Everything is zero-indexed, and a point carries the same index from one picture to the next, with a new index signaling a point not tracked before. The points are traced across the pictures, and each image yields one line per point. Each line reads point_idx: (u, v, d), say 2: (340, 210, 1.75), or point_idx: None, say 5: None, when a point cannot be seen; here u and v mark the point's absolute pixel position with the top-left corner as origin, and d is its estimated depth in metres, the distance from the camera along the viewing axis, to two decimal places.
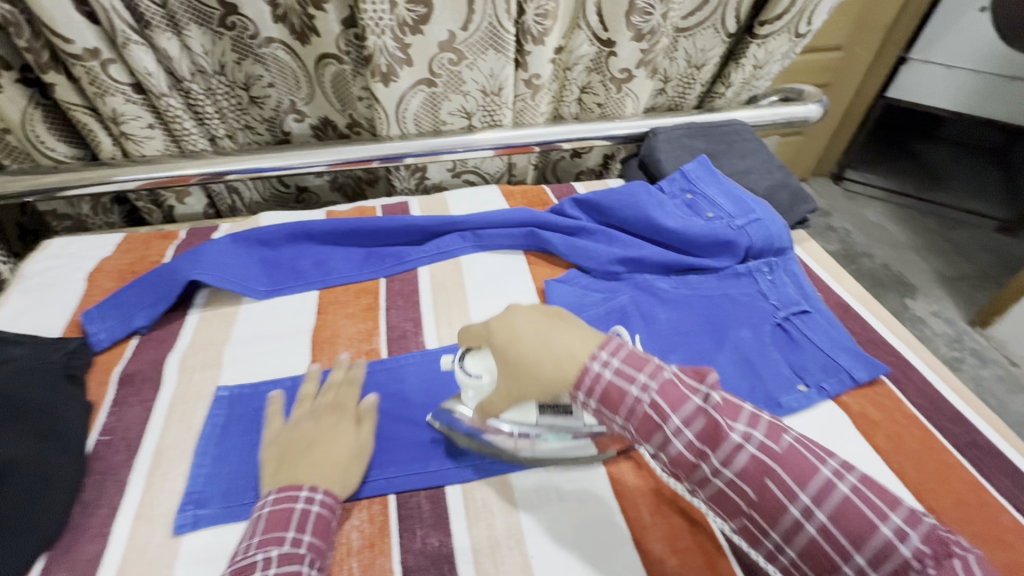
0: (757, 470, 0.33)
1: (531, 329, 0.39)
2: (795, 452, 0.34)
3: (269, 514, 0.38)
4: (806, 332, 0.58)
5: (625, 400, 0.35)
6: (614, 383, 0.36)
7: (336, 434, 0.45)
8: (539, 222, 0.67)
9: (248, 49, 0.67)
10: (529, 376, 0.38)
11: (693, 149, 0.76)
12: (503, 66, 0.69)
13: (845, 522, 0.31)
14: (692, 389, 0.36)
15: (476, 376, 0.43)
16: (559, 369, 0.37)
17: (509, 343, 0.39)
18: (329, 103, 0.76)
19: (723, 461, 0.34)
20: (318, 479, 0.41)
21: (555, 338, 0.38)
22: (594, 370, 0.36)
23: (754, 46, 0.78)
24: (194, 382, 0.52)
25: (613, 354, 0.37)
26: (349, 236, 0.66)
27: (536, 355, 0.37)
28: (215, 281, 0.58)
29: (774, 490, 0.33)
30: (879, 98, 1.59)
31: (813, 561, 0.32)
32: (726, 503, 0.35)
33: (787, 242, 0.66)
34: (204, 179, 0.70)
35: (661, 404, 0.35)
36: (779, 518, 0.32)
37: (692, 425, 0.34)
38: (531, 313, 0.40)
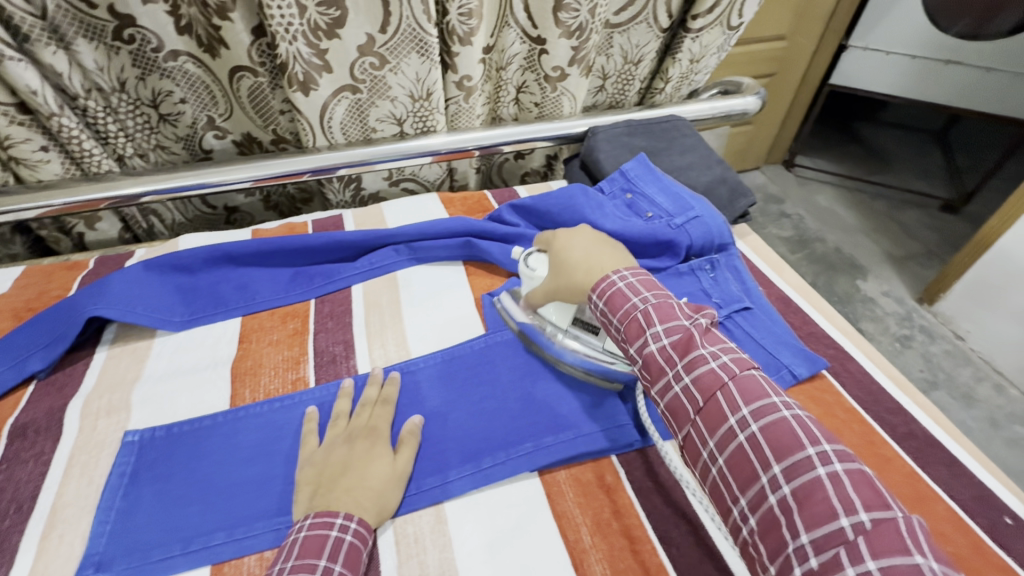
0: (712, 384, 0.39)
1: (583, 247, 0.53)
2: (782, 425, 0.36)
3: (307, 542, 0.38)
4: (748, 330, 0.58)
5: (626, 308, 0.45)
6: (621, 291, 0.46)
7: (371, 459, 0.44)
8: (476, 231, 0.65)
9: (151, 63, 0.62)
10: (565, 282, 0.52)
11: (632, 147, 0.74)
12: (429, 70, 0.66)
13: (779, 447, 0.35)
14: (687, 316, 0.44)
15: (533, 269, 0.55)
16: (590, 277, 0.50)
17: (559, 258, 0.53)
18: (250, 119, 0.72)
19: (685, 368, 0.40)
20: (352, 506, 0.41)
21: (596, 258, 0.51)
22: (613, 281, 0.47)
23: (689, 40, 0.78)
24: (99, 429, 0.48)
25: (634, 275, 0.47)
26: (275, 256, 0.62)
27: (575, 264, 0.51)
28: (122, 315, 0.53)
29: (719, 402, 0.38)
30: (823, 85, 1.62)
31: (736, 470, 0.36)
32: (678, 413, 0.40)
33: (728, 238, 0.65)
34: (116, 203, 0.65)
35: (653, 315, 0.43)
36: (717, 426, 0.38)
37: (671, 335, 0.42)
38: (588, 238, 0.54)
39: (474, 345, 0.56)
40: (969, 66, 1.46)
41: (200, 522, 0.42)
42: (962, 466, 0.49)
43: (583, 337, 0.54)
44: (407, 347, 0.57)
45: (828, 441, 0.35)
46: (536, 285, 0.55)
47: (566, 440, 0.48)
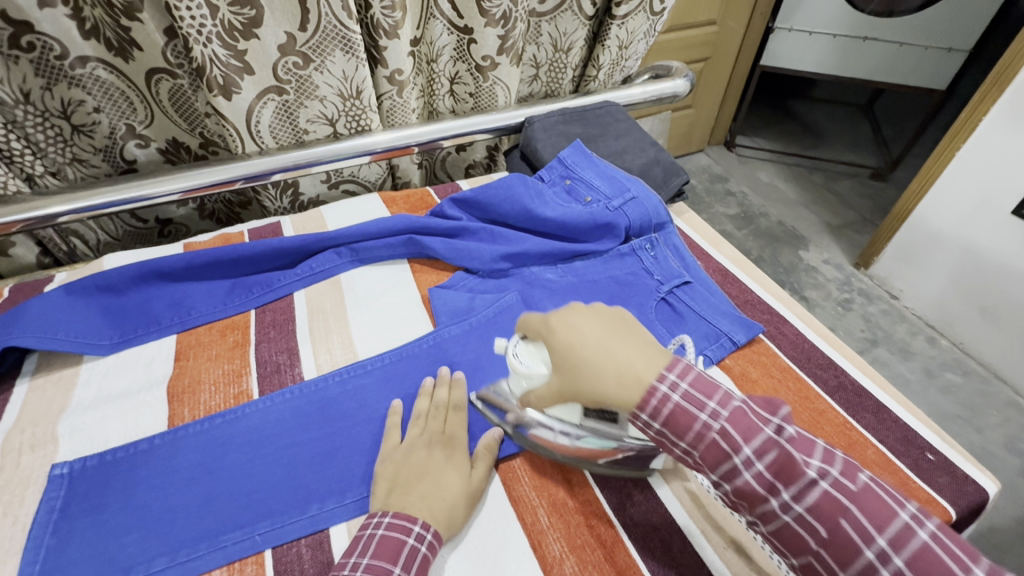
0: (832, 509, 0.31)
1: (596, 338, 0.37)
2: (931, 555, 0.29)
3: (383, 543, 0.37)
4: (688, 303, 0.60)
5: (697, 429, 0.33)
6: (683, 406, 0.34)
7: (450, 471, 0.44)
8: (418, 228, 0.64)
9: (57, 72, 0.59)
10: (585, 384, 0.37)
11: (569, 134, 0.75)
12: (356, 67, 0.65)
13: (873, 516, 0.30)
14: (763, 420, 0.34)
15: (528, 368, 0.42)
16: (623, 388, 0.35)
17: (567, 346, 0.38)
18: (174, 123, 0.69)
19: (757, 452, 0.32)
20: (427, 518, 0.40)
21: (617, 349, 0.36)
22: (664, 394, 0.34)
23: (616, 26, 0.79)
24: (23, 465, 0.45)
25: (682, 375, 0.35)
26: (208, 269, 0.59)
27: (593, 363, 0.36)
28: (43, 343, 0.50)
29: (806, 485, 0.31)
30: (755, 66, 1.69)
31: (841, 556, 0.30)
32: (757, 502, 0.32)
33: (665, 216, 0.67)
34: (31, 225, 0.61)
35: (693, 394, 0.34)
36: (815, 517, 0.31)
37: (765, 457, 0.32)
38: (600, 319, 0.39)
39: (422, 343, 0.55)
40: (885, 42, 1.55)
41: (142, 550, 0.41)
42: (888, 412, 0.52)
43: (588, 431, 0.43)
44: (354, 350, 0.56)
45: (977, 561, 0.29)
46: (535, 384, 0.42)
47: None
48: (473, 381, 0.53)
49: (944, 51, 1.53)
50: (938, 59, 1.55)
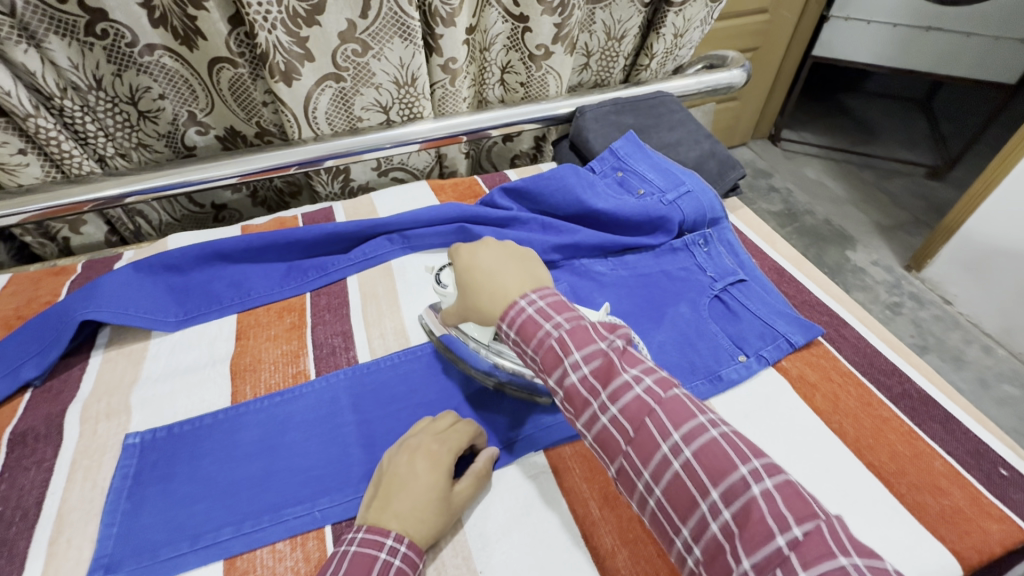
0: (639, 409, 0.34)
1: (491, 262, 0.44)
2: (714, 447, 0.32)
3: (357, 559, 0.35)
4: (743, 302, 0.58)
5: (540, 336, 0.38)
6: (532, 317, 0.39)
7: (431, 480, 0.40)
8: (469, 217, 0.65)
9: (128, 59, 0.61)
10: (470, 301, 0.44)
11: (621, 125, 0.74)
12: (413, 54, 0.65)
13: (711, 465, 0.31)
14: (601, 336, 0.38)
15: (446, 286, 0.51)
16: (496, 302, 0.42)
17: (467, 269, 0.45)
18: (233, 112, 0.70)
19: (610, 397, 0.35)
20: (402, 528, 0.38)
21: (500, 276, 0.43)
22: (521, 307, 0.40)
23: (672, 14, 0.77)
24: (100, 433, 0.47)
25: (543, 297, 0.40)
26: (266, 252, 0.61)
27: (480, 283, 0.44)
28: (115, 318, 0.52)
29: (649, 428, 0.34)
30: (806, 57, 1.62)
31: (674, 502, 0.32)
32: (608, 445, 0.35)
33: (720, 211, 0.66)
34: (100, 205, 0.63)
35: (591, 378, 0.36)
36: (650, 455, 0.33)
37: (590, 361, 0.36)
38: (500, 252, 0.45)
39: None
40: (949, 32, 1.47)
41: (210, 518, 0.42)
42: (957, 422, 0.50)
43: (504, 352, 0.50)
44: (406, 335, 0.57)
45: (756, 456, 0.32)
46: (451, 305, 0.50)
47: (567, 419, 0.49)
48: None
49: (1015, 42, 1.44)
50: (1009, 51, 1.46)
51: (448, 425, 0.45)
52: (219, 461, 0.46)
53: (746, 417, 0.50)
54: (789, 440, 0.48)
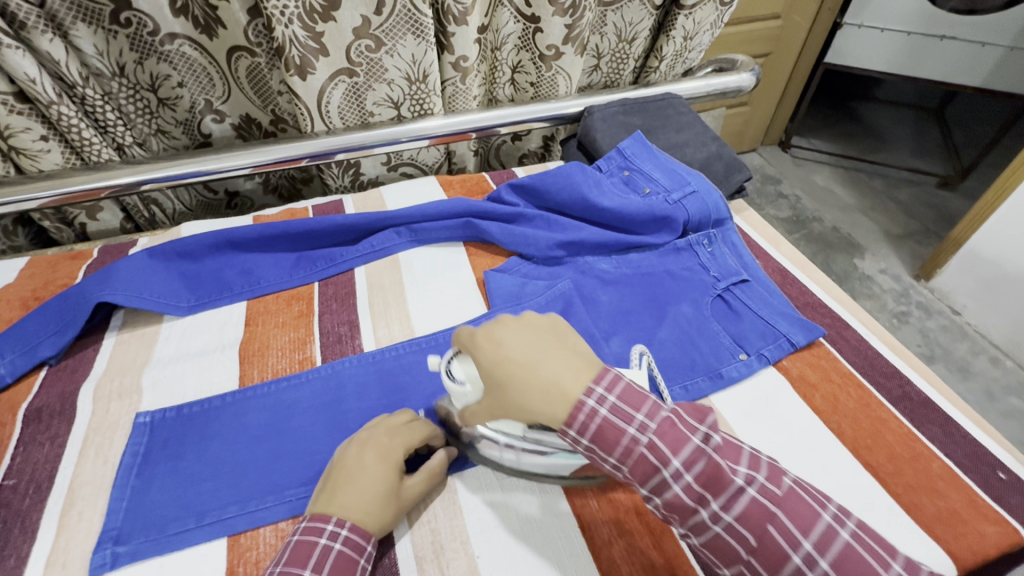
0: (760, 515, 0.33)
1: (522, 348, 0.37)
2: (850, 551, 0.32)
3: (297, 547, 0.36)
4: (745, 301, 0.59)
5: (624, 443, 0.34)
6: (612, 420, 0.35)
7: (378, 473, 0.40)
8: (476, 212, 0.65)
9: (149, 47, 0.63)
10: (512, 401, 0.36)
11: (629, 125, 0.75)
12: (425, 51, 0.66)
13: (854, 571, 0.32)
14: (690, 428, 0.35)
15: (460, 383, 0.41)
16: (548, 401, 0.35)
17: (496, 363, 0.37)
18: (249, 99, 0.72)
19: (723, 506, 0.34)
20: (344, 515, 0.38)
21: (545, 366, 0.36)
22: (591, 409, 0.34)
23: (683, 17, 0.78)
24: (112, 411, 0.49)
25: (610, 388, 0.35)
26: (276, 241, 0.62)
27: (521, 381, 0.36)
28: (129, 301, 0.54)
29: (774, 535, 0.33)
30: (817, 63, 1.62)
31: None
32: (722, 551, 0.34)
33: (724, 212, 0.66)
34: (118, 191, 0.65)
35: (694, 484, 0.34)
36: (779, 565, 0.32)
37: (693, 466, 0.34)
38: (528, 330, 0.38)
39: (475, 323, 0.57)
40: (964, 41, 1.46)
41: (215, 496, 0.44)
42: (957, 425, 0.50)
43: (545, 442, 0.42)
44: (411, 326, 0.58)
45: (891, 555, 0.33)
46: (472, 401, 0.41)
47: None
48: None
49: None
50: None
51: (403, 422, 0.45)
52: (225, 442, 0.47)
53: (744, 414, 0.50)
54: (787, 438, 0.48)
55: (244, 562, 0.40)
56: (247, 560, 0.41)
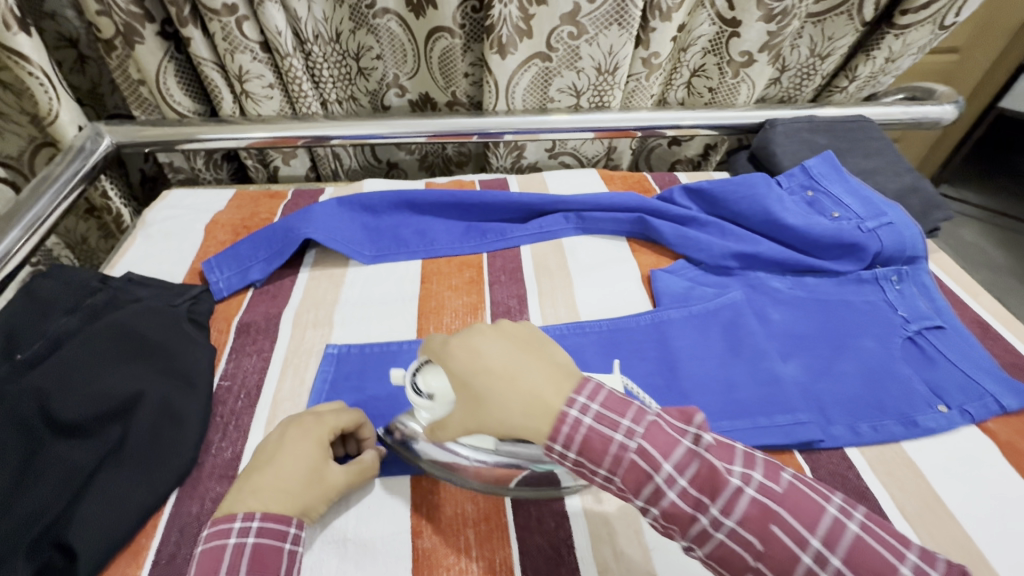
0: (760, 517, 0.29)
1: (498, 355, 0.34)
2: (861, 546, 0.28)
3: (206, 556, 0.32)
4: (941, 349, 0.54)
5: (613, 451, 0.31)
6: (595, 428, 0.31)
7: (297, 456, 0.38)
8: (649, 209, 0.65)
9: (363, 18, 0.68)
10: (489, 414, 0.33)
11: (814, 144, 0.71)
12: (625, 43, 0.66)
13: (864, 566, 0.28)
14: (679, 431, 0.32)
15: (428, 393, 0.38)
16: (529, 417, 0.32)
17: (472, 372, 0.34)
18: (432, 80, 0.76)
19: (723, 511, 0.29)
20: (257, 502, 0.35)
21: (523, 375, 0.33)
22: (574, 418, 0.31)
23: (891, 36, 0.73)
24: (307, 338, 0.53)
25: (593, 396, 0.32)
26: (451, 208, 0.65)
27: (499, 391, 0.33)
28: (326, 241, 0.59)
29: (780, 536, 0.29)
30: (991, 107, 1.46)
31: None
32: (730, 562, 0.30)
33: (921, 250, 0.60)
34: (310, 141, 0.70)
35: (651, 451, 0.30)
36: (791, 568, 0.28)
37: (686, 470, 0.30)
38: (499, 339, 0.35)
39: (640, 319, 0.55)
40: None
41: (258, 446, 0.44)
42: None
43: (520, 454, 0.38)
44: (577, 311, 0.58)
45: (907, 546, 0.28)
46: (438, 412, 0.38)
47: (743, 428, 0.47)
48: (696, 370, 0.51)
49: None
50: None
51: (333, 409, 0.43)
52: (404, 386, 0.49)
53: (943, 470, 0.45)
54: (997, 507, 0.43)
55: (428, 503, 0.41)
56: (430, 502, 0.41)
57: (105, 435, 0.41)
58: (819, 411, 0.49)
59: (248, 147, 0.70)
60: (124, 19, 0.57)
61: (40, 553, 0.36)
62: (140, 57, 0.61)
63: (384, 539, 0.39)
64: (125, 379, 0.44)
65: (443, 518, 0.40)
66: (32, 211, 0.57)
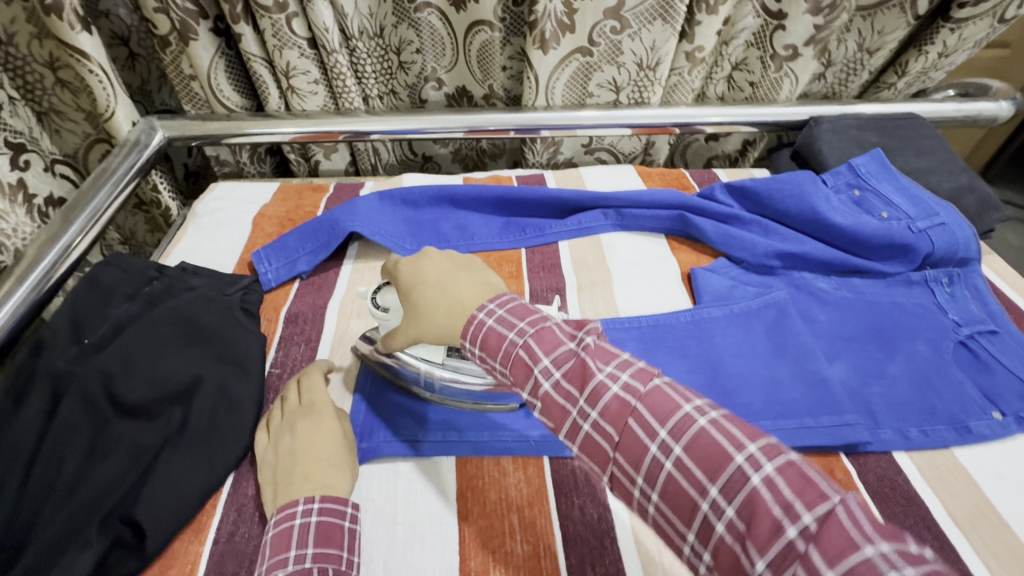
0: (619, 409, 0.31)
1: (436, 271, 0.40)
2: (702, 439, 0.29)
3: (277, 538, 0.34)
4: (995, 354, 0.52)
5: (504, 347, 0.36)
6: (494, 329, 0.36)
7: (317, 433, 0.41)
8: (689, 207, 0.64)
9: (406, 14, 0.69)
10: (424, 322, 0.38)
11: (862, 142, 0.69)
12: (668, 38, 0.65)
13: (706, 460, 0.28)
14: (568, 334, 0.36)
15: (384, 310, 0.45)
16: (450, 318, 0.38)
17: (412, 286, 0.40)
18: (470, 73, 0.76)
19: (588, 402, 0.32)
20: (318, 485, 0.37)
21: (454, 286, 0.39)
22: (479, 321, 0.37)
23: (946, 31, 0.70)
24: (352, 329, 0.54)
25: (500, 305, 0.37)
26: (490, 203, 0.66)
27: (432, 300, 0.38)
28: (370, 234, 0.60)
29: (634, 429, 0.31)
30: None
31: (674, 503, 0.29)
32: (596, 453, 0.32)
33: (974, 252, 0.59)
34: (351, 136, 0.71)
35: (535, 348, 0.35)
36: (639, 458, 0.30)
37: (562, 366, 0.34)
38: (443, 259, 0.41)
39: (681, 317, 0.55)
40: None
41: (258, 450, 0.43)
42: None
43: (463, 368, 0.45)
44: (617, 308, 0.58)
45: (752, 439, 0.28)
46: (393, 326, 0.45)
47: (788, 428, 0.46)
48: (739, 370, 0.51)
49: None
50: None
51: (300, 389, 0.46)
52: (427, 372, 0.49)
53: (998, 479, 0.44)
54: None
55: (474, 487, 0.42)
56: (476, 486, 0.42)
57: (168, 416, 0.44)
58: (867, 414, 0.48)
59: (290, 142, 0.72)
60: (180, 16, 0.59)
61: (111, 527, 0.38)
62: (194, 53, 0.63)
63: (429, 523, 0.40)
64: (184, 364, 0.46)
65: (489, 502, 0.41)
66: (92, 204, 0.60)
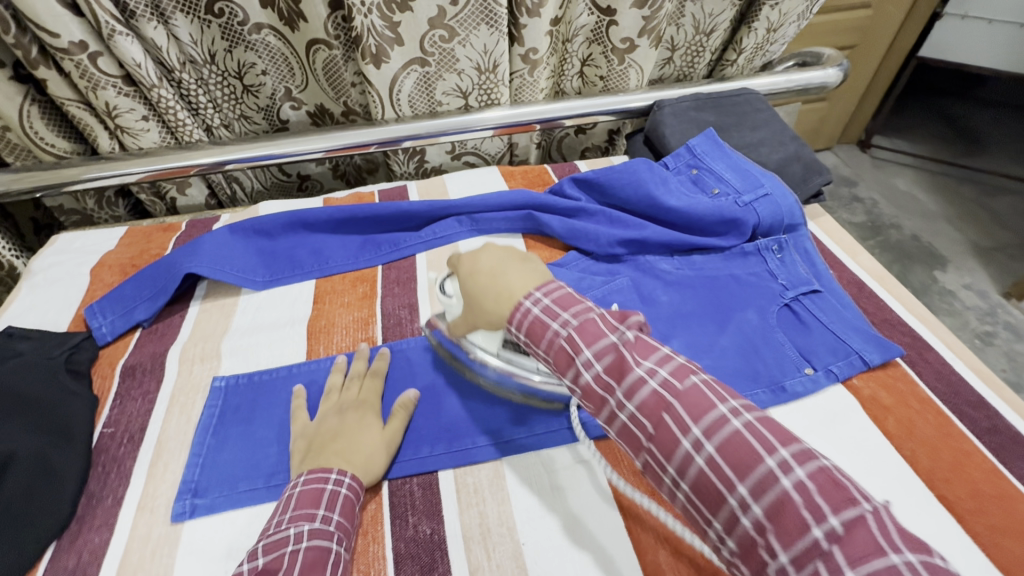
0: (655, 403, 0.32)
1: (492, 259, 0.43)
2: (737, 439, 0.29)
3: (303, 495, 0.39)
4: (815, 313, 0.55)
5: (548, 337, 0.36)
6: (539, 318, 0.37)
7: (362, 430, 0.45)
8: (537, 204, 0.66)
9: (238, 37, 0.66)
10: (476, 308, 0.42)
11: (700, 122, 0.72)
12: (497, 41, 0.66)
13: (734, 459, 0.29)
14: (611, 327, 0.35)
15: (450, 295, 0.49)
16: (500, 305, 0.40)
17: (470, 274, 0.43)
18: (323, 90, 0.75)
19: (626, 394, 0.33)
20: (344, 464, 0.42)
21: (507, 275, 0.41)
22: (526, 308, 0.37)
23: (767, 9, 0.74)
24: (195, 373, 0.53)
25: (547, 294, 0.38)
26: (344, 224, 0.65)
27: (483, 285, 0.42)
28: (212, 273, 0.57)
29: (669, 424, 0.31)
30: (910, 58, 1.51)
31: (701, 496, 0.30)
32: (630, 441, 0.33)
33: (798, 218, 0.63)
34: (205, 170, 0.69)
35: (577, 339, 0.35)
36: (672, 451, 0.31)
37: (602, 358, 0.34)
38: (500, 250, 0.44)
39: None
40: None
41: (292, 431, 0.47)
42: None
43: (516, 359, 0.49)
44: None
45: (786, 444, 0.29)
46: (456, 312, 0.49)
47: None
48: None
49: None
50: None
51: (357, 387, 0.50)
52: (344, 383, 0.50)
53: (806, 434, 0.48)
54: (854, 467, 0.45)
55: None
56: None
57: None
58: None
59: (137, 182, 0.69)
60: None
61: None
62: None
63: None
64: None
65: None
66: None
